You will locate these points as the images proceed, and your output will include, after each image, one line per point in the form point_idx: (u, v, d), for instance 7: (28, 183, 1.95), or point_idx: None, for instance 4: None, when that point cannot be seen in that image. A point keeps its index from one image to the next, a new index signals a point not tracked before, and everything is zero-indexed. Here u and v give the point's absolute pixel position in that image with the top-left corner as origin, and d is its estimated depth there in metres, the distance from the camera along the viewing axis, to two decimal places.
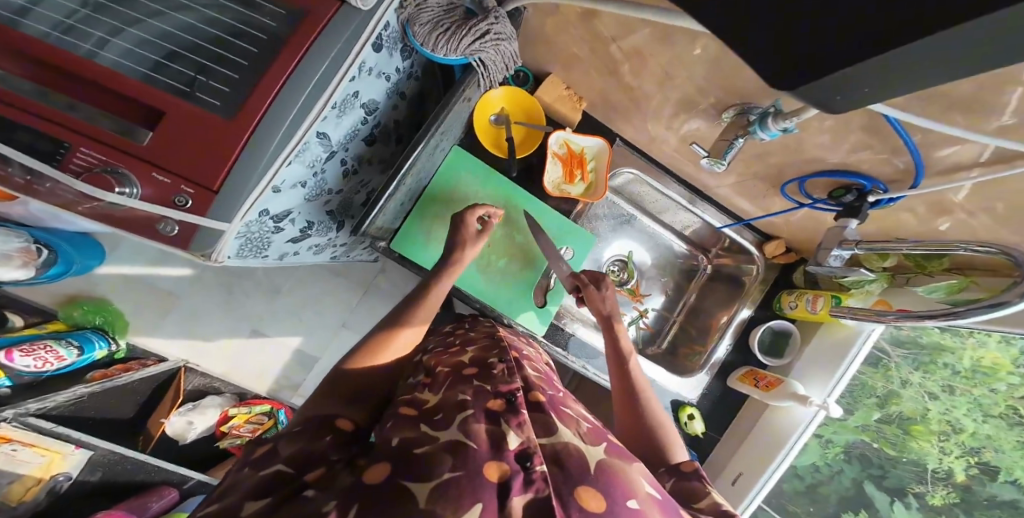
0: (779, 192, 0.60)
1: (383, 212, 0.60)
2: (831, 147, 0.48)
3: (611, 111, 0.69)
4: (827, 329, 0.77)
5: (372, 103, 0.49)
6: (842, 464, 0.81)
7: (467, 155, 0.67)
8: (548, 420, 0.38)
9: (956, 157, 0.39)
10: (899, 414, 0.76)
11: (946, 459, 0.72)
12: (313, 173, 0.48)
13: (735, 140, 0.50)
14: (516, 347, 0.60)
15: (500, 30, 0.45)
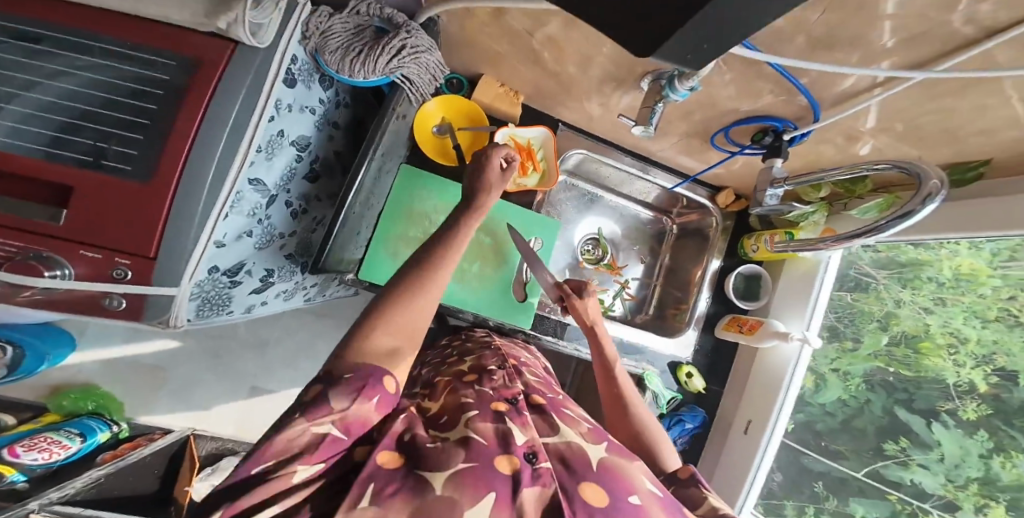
0: (710, 145, 0.65)
1: (338, 244, 0.62)
2: (738, 97, 0.50)
3: (543, 98, 0.72)
4: (788, 265, 0.82)
5: (302, 142, 0.52)
6: (861, 394, 0.75)
7: (415, 172, 0.67)
8: (550, 422, 0.41)
9: (840, 88, 0.42)
10: (904, 333, 0.70)
11: (962, 372, 0.63)
12: (256, 221, 0.50)
13: (655, 105, 0.53)
14: (512, 353, 0.62)
15: (417, 43, 0.47)
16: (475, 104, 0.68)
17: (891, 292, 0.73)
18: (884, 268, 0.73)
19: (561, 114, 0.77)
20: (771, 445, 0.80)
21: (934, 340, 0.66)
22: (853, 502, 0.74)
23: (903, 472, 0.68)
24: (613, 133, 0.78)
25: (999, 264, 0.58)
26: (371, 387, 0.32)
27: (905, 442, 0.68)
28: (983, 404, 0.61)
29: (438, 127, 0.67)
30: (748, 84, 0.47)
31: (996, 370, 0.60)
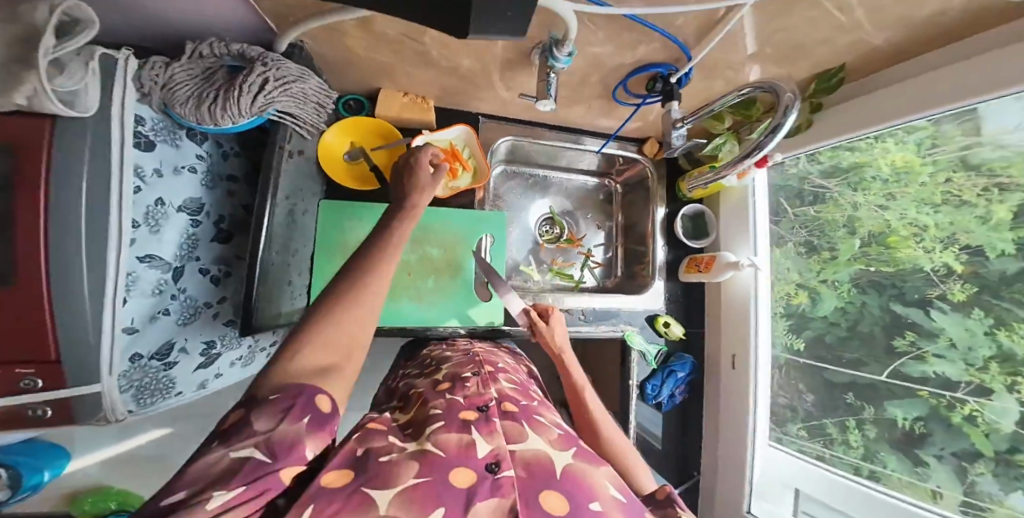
0: (615, 101, 0.69)
1: (271, 302, 0.56)
2: (615, 51, 0.54)
3: (452, 96, 0.70)
4: (723, 198, 0.86)
5: (193, 205, 0.52)
6: (853, 300, 0.70)
7: (338, 205, 0.67)
8: (521, 429, 0.40)
9: (695, 21, 0.46)
10: (871, 234, 0.68)
11: (935, 257, 0.60)
12: (167, 297, 0.50)
13: (548, 77, 0.54)
14: (489, 361, 0.61)
15: (279, 74, 0.47)
16: (381, 120, 0.68)
17: (847, 198, 0.71)
18: (834, 178, 0.73)
19: (478, 107, 0.76)
20: (761, 377, 0.82)
21: (904, 233, 0.63)
22: (888, 406, 0.65)
23: (921, 368, 0.61)
24: (533, 114, 0.79)
25: (927, 152, 0.59)
26: (300, 407, 0.29)
27: (912, 336, 0.62)
28: (969, 283, 0.56)
29: (349, 154, 0.68)
30: (620, 39, 0.50)
31: (966, 245, 0.56)
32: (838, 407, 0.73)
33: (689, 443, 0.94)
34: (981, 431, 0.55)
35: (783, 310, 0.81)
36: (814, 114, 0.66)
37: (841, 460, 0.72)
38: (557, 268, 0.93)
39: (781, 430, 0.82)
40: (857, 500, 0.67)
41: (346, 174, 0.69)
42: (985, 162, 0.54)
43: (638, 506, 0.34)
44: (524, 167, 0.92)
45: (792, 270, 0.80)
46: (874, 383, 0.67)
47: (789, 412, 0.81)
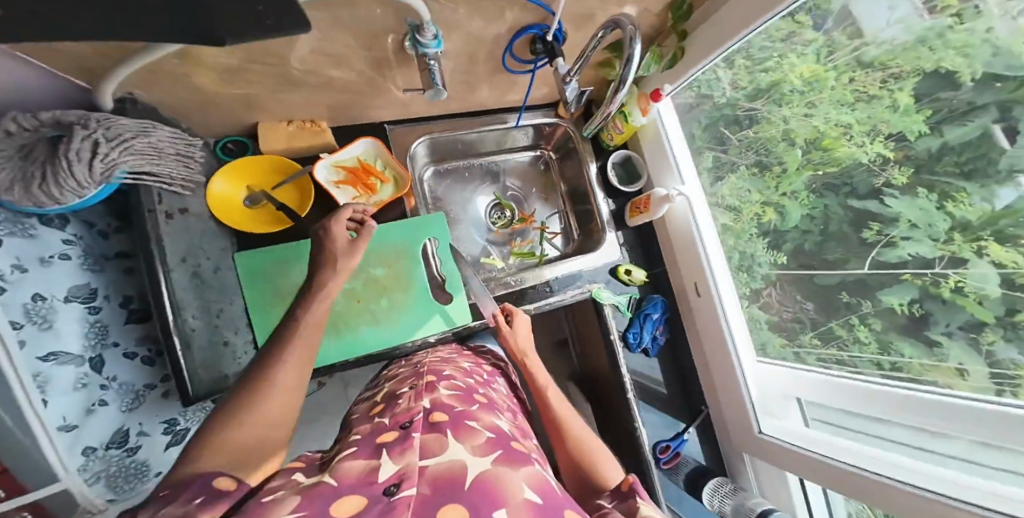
0: (506, 71, 0.69)
1: (210, 367, 0.57)
2: (487, 24, 0.55)
3: (343, 110, 0.68)
4: (643, 138, 0.90)
5: (86, 293, 0.52)
6: (816, 206, 0.69)
7: (258, 254, 0.68)
8: (442, 438, 0.40)
9: None
10: (808, 143, 0.68)
11: (868, 148, 0.60)
12: (96, 389, 0.51)
13: (429, 66, 0.55)
14: (434, 371, 0.62)
15: (106, 136, 0.44)
16: (269, 155, 0.67)
17: (777, 115, 0.73)
18: (758, 98, 0.75)
19: (381, 115, 0.74)
20: (726, 297, 0.83)
21: (838, 135, 0.64)
22: (882, 296, 0.61)
23: (898, 252, 0.58)
24: (438, 109, 0.79)
25: (826, 59, 0.64)
26: (188, 491, 0.30)
27: (878, 226, 0.60)
28: (905, 166, 0.56)
29: (248, 199, 0.67)
30: (483, 10, 0.51)
31: (889, 133, 0.58)
32: (842, 307, 0.68)
33: (689, 381, 0.96)
34: (975, 300, 0.50)
35: (758, 230, 0.80)
36: (683, 41, 0.71)
37: (865, 360, 0.65)
38: (516, 250, 0.94)
39: (796, 342, 0.77)
40: (860, 395, 0.64)
41: (255, 220, 0.68)
42: (876, 60, 0.58)
43: (556, 505, 0.33)
44: (450, 162, 0.91)
45: (753, 192, 0.80)
46: (863, 277, 0.63)
47: (797, 326, 0.76)
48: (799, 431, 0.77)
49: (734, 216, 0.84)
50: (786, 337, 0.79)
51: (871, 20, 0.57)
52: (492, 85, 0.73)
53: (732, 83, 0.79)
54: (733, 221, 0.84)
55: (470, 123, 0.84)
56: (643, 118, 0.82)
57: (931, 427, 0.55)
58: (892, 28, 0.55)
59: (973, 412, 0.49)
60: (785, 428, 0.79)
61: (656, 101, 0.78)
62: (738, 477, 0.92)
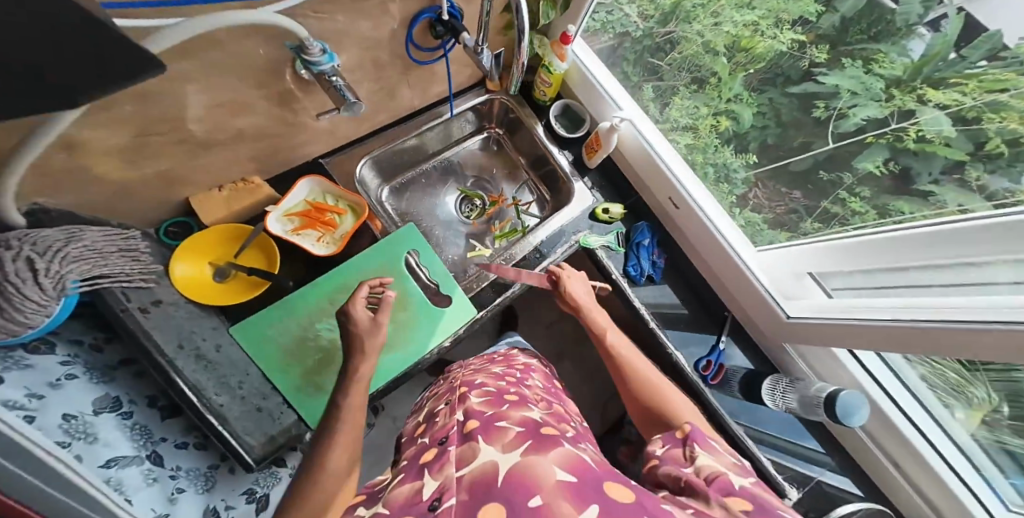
0: (417, 65, 0.70)
1: (253, 434, 0.58)
2: (375, 24, 0.55)
3: (270, 156, 0.67)
4: (570, 83, 0.91)
5: (110, 403, 0.57)
6: (761, 102, 0.68)
7: (251, 323, 0.66)
8: (474, 445, 0.39)
9: None
10: (733, 48, 0.69)
11: (782, 39, 0.60)
12: (166, 479, 0.58)
13: (335, 84, 0.52)
14: (466, 382, 0.62)
15: (33, 249, 0.44)
16: (218, 225, 0.66)
17: (691, 32, 0.75)
18: (669, 23, 0.77)
19: (312, 150, 0.73)
20: (706, 204, 0.84)
21: (751, 33, 0.64)
22: (856, 164, 0.59)
23: (853, 121, 0.57)
24: (366, 127, 0.79)
25: None
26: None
27: (825, 104, 0.59)
28: (820, 44, 0.56)
29: (217, 274, 0.66)
30: (366, 11, 0.52)
31: (792, 20, 0.58)
32: (826, 187, 0.65)
33: (703, 294, 0.95)
34: (941, 144, 0.49)
35: (720, 140, 0.80)
36: None
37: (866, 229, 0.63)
38: (499, 232, 0.93)
39: (799, 231, 0.75)
40: (856, 255, 0.63)
41: (235, 291, 0.67)
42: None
43: (592, 480, 0.32)
44: (404, 173, 0.92)
45: (701, 106, 0.80)
46: (832, 154, 0.62)
47: (795, 217, 0.74)
48: (828, 303, 0.76)
49: (692, 135, 0.85)
50: (789, 230, 0.77)
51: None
52: (406, 85, 0.74)
53: (641, 14, 0.81)
54: (693, 139, 0.85)
55: (405, 128, 0.84)
56: (564, 63, 0.83)
57: (928, 257, 0.54)
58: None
59: (945, 232, 0.50)
60: (812, 304, 0.78)
61: (568, 44, 0.79)
62: (793, 372, 0.90)
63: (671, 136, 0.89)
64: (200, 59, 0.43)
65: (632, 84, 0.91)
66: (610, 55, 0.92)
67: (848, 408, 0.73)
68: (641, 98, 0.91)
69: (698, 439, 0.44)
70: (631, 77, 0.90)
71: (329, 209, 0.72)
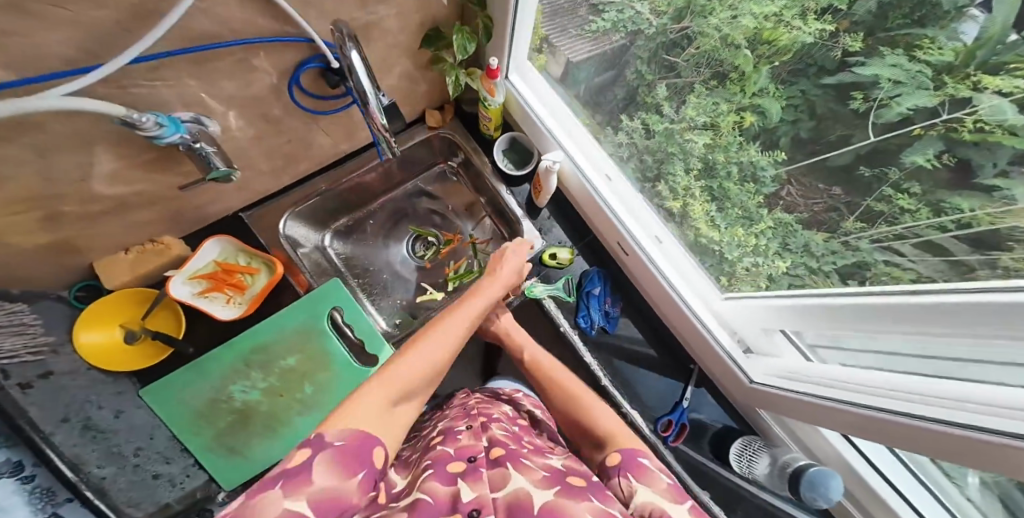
0: (326, 113, 0.67)
1: (138, 505, 0.56)
2: (246, 81, 0.52)
3: (178, 215, 0.67)
4: (513, 114, 0.86)
5: (11, 466, 0.48)
6: (793, 93, 0.46)
7: (157, 386, 0.64)
8: (503, 473, 0.35)
9: (252, 25, 0.45)
10: (755, 41, 0.46)
11: (808, 29, 0.40)
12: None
13: (201, 150, 0.53)
14: (486, 411, 0.56)
15: None
16: (123, 289, 0.66)
17: (706, 27, 0.51)
18: (684, 17, 0.54)
19: (227, 205, 0.73)
20: (655, 251, 0.78)
21: (774, 23, 0.43)
22: (905, 157, 0.37)
23: (897, 110, 0.36)
24: (288, 174, 0.77)
25: None
26: (357, 459, 0.32)
27: (864, 94, 0.38)
28: (855, 31, 0.36)
29: (122, 339, 0.65)
30: (227, 72, 0.49)
31: (820, 10, 0.38)
32: (870, 184, 0.43)
33: (669, 338, 0.86)
34: (1006, 134, 0.28)
35: (745, 138, 0.56)
36: (485, 10, 0.65)
37: (924, 229, 0.40)
38: (454, 275, 0.88)
39: (840, 232, 0.49)
40: (847, 318, 0.50)
41: (143, 354, 0.66)
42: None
43: None
44: (345, 217, 0.87)
45: (722, 102, 0.55)
46: (875, 148, 0.40)
47: (835, 215, 0.49)
48: (803, 367, 0.66)
49: (713, 133, 0.60)
50: (828, 229, 0.51)
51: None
52: (318, 131, 0.71)
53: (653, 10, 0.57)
54: (714, 138, 0.60)
55: (346, 171, 0.82)
56: (497, 97, 0.76)
57: (916, 333, 0.43)
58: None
59: (908, 309, 0.40)
60: (783, 367, 0.69)
61: (496, 78, 0.72)
62: (771, 438, 0.79)
63: (691, 136, 0.64)
64: (32, 134, 0.39)
65: (647, 83, 0.65)
66: (621, 55, 0.66)
67: (821, 480, 0.64)
68: (656, 97, 0.65)
69: (628, 468, 0.38)
70: (645, 77, 0.65)
71: (239, 269, 0.72)
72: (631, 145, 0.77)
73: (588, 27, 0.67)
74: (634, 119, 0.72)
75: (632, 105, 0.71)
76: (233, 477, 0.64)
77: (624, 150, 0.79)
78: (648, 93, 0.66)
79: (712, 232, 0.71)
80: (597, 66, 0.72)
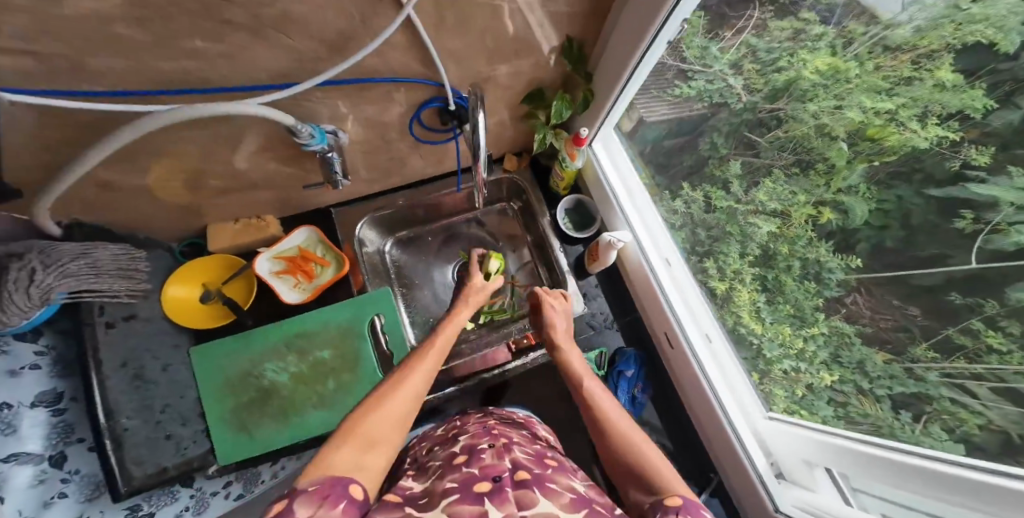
0: (425, 143, 0.73)
1: (142, 463, 0.60)
2: (380, 109, 0.58)
3: (283, 204, 0.75)
4: (586, 178, 0.89)
5: (51, 396, 0.61)
6: (887, 197, 0.45)
7: (207, 347, 0.70)
8: (527, 494, 0.38)
9: (405, 66, 0.51)
10: (848, 137, 0.47)
11: (925, 134, 0.39)
12: (54, 483, 0.58)
13: (329, 157, 0.58)
14: (504, 433, 0.58)
15: (33, 264, 0.49)
16: (219, 254, 0.74)
17: (802, 113, 0.52)
18: (779, 98, 0.55)
19: (324, 200, 0.81)
20: (702, 349, 0.75)
21: (885, 121, 0.42)
22: (1011, 292, 0.34)
23: (1014, 239, 0.33)
24: (378, 185, 0.83)
25: (846, 51, 0.45)
26: (335, 495, 0.32)
27: (975, 215, 0.36)
28: (986, 144, 0.34)
29: (200, 296, 0.73)
30: (369, 100, 0.56)
31: (945, 115, 0.37)
32: (959, 311, 0.40)
33: (692, 434, 0.81)
34: None
35: (818, 234, 0.55)
36: (589, 84, 0.68)
37: (1015, 374, 0.36)
38: (487, 309, 0.90)
39: (906, 356, 0.47)
40: (899, 474, 0.45)
41: (215, 315, 0.74)
42: (905, 40, 0.39)
43: None
44: (410, 231, 0.91)
45: (796, 193, 0.56)
46: (975, 276, 0.38)
47: (903, 335, 0.47)
48: (831, 504, 0.57)
49: (780, 222, 0.60)
50: (891, 350, 0.49)
51: (884, 3, 0.39)
52: (416, 155, 0.77)
53: (745, 87, 0.59)
54: (780, 228, 0.60)
55: (428, 190, 0.87)
56: (577, 162, 0.80)
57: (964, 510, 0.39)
58: (907, 11, 0.38)
59: (961, 482, 0.37)
60: (813, 504, 0.59)
61: (581, 145, 0.76)
62: None
63: (755, 220, 0.64)
64: (211, 127, 0.48)
65: (720, 157, 0.68)
66: (701, 123, 0.69)
67: None
68: (727, 171, 0.68)
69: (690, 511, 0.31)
70: (719, 149, 0.68)
71: (315, 259, 0.78)
72: (687, 215, 0.79)
73: (672, 92, 0.69)
74: (696, 189, 0.75)
75: (697, 175, 0.74)
76: (233, 453, 0.67)
77: (678, 218, 0.81)
78: (719, 165, 0.69)
79: (754, 323, 0.69)
80: (675, 129, 0.75)
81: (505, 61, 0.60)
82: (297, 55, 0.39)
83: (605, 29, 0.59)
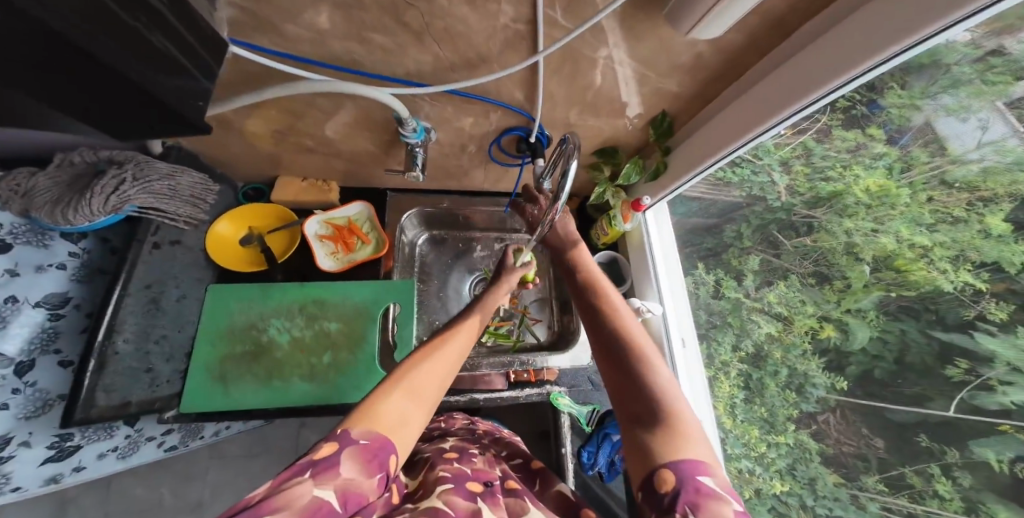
0: (493, 161, 0.76)
1: (111, 393, 0.57)
2: (475, 120, 0.64)
3: (353, 175, 0.80)
4: (628, 240, 0.92)
5: (57, 301, 0.62)
6: (891, 328, 0.50)
7: (225, 288, 0.71)
8: (519, 503, 0.46)
9: (511, 87, 0.56)
10: (877, 258, 0.51)
11: (952, 277, 0.43)
12: (5, 392, 0.57)
13: (413, 150, 0.63)
14: (491, 444, 0.64)
15: (119, 176, 0.58)
16: (278, 205, 0.78)
17: (836, 227, 0.56)
18: (816, 207, 0.58)
19: (384, 182, 0.84)
20: None
21: (916, 254, 0.46)
22: (974, 447, 0.42)
23: (999, 398, 0.40)
24: (430, 186, 0.86)
25: (899, 175, 0.47)
26: (375, 463, 0.36)
27: (970, 365, 0.42)
28: (1006, 300, 0.39)
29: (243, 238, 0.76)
30: (471, 110, 0.61)
31: (979, 263, 0.41)
32: (920, 453, 0.47)
33: None
34: None
35: (812, 347, 0.59)
36: (665, 156, 0.71)
37: None
38: (492, 329, 0.92)
39: (856, 484, 0.54)
40: None
41: (247, 259, 0.77)
42: (970, 177, 0.42)
43: None
44: (445, 236, 0.92)
45: (808, 303, 0.60)
46: (951, 423, 0.44)
47: (860, 464, 0.53)
48: None
49: (781, 326, 0.64)
50: (844, 474, 0.55)
51: (959, 138, 0.42)
52: (477, 170, 0.80)
53: (788, 187, 0.62)
54: (779, 331, 0.64)
55: (467, 201, 0.88)
56: (626, 224, 0.82)
57: None
58: (980, 150, 0.40)
59: None
60: None
61: (637, 210, 0.79)
62: None
63: (757, 317, 0.69)
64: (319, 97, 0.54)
65: (742, 248, 0.72)
66: (732, 209, 0.74)
67: None
68: (744, 264, 0.72)
69: (687, 487, 0.32)
70: (743, 242, 0.72)
71: (359, 234, 0.81)
72: (693, 296, 0.84)
73: (715, 174, 0.72)
74: (708, 273, 0.80)
75: (712, 258, 0.79)
76: (203, 402, 0.64)
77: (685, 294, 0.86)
78: (738, 256, 0.73)
79: (725, 415, 0.74)
80: (706, 208, 0.79)
81: (596, 116, 0.65)
82: (441, 25, 0.43)
83: (703, 115, 0.62)
